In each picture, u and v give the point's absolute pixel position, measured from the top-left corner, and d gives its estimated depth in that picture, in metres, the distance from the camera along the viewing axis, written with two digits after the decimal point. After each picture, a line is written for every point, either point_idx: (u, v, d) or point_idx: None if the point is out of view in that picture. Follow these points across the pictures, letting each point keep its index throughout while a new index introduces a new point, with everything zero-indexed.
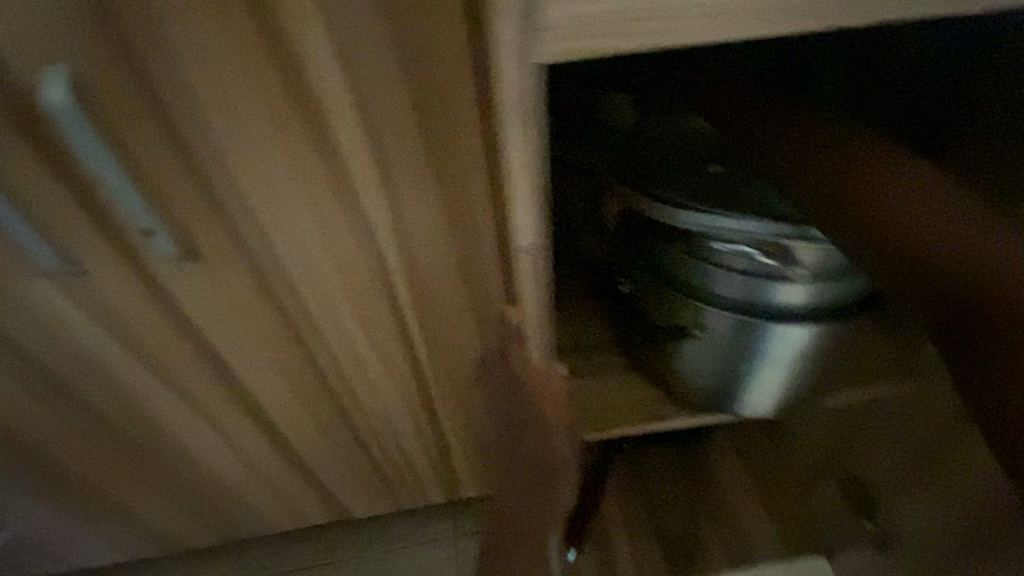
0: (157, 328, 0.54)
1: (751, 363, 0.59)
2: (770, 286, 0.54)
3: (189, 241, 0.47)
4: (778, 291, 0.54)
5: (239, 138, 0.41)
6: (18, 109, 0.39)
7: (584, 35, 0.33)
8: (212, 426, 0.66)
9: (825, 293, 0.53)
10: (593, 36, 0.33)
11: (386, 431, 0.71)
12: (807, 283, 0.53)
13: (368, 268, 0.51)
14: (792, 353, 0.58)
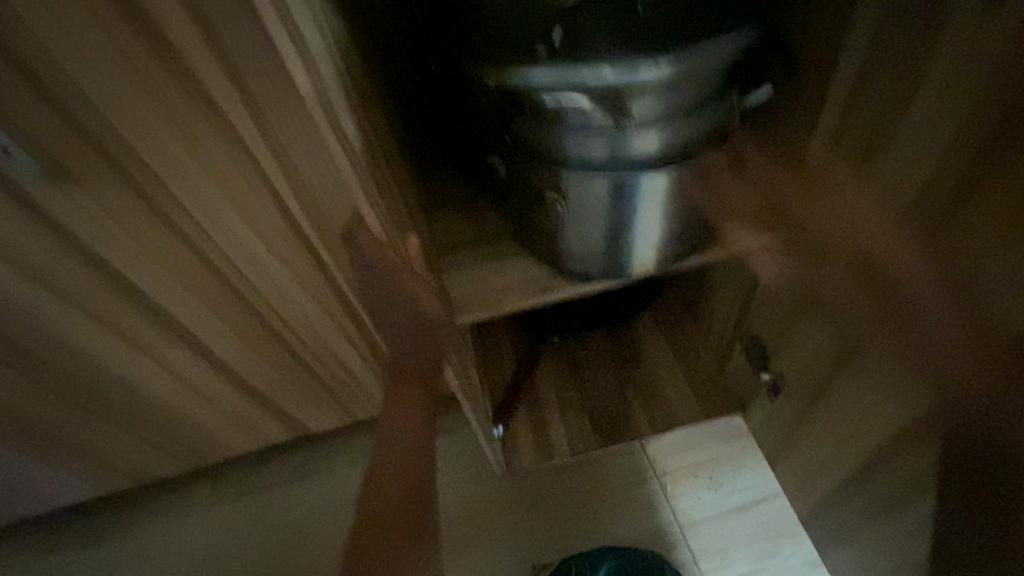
0: (52, 254, 0.56)
1: (629, 224, 0.53)
2: (626, 134, 0.46)
3: (50, 155, 0.49)
4: (637, 139, 0.46)
5: (63, 33, 0.42)
6: None
7: None
8: (143, 348, 0.70)
9: (684, 129, 0.46)
10: None
11: (318, 342, 0.75)
12: (659, 126, 0.46)
13: (236, 172, 0.53)
14: (669, 204, 0.51)
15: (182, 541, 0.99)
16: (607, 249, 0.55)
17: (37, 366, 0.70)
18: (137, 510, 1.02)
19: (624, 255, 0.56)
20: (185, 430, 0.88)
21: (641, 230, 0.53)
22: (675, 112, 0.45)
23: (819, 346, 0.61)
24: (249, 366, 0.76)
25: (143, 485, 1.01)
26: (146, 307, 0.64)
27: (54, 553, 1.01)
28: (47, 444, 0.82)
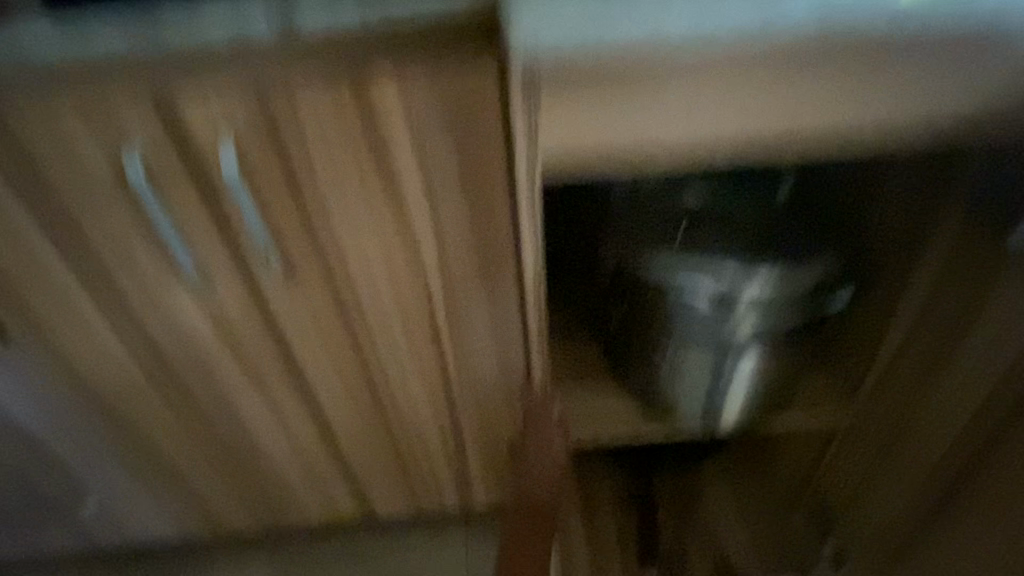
0: (249, 330, 0.72)
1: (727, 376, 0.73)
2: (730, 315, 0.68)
3: (290, 263, 0.65)
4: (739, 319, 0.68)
5: (336, 189, 0.59)
6: (195, 175, 0.58)
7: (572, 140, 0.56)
8: (273, 414, 0.83)
9: (765, 318, 0.68)
10: (582, 139, 0.55)
11: (417, 432, 0.87)
12: (753, 312, 0.68)
13: (405, 267, 0.66)
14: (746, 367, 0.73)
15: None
16: (704, 396, 0.76)
17: (176, 417, 0.83)
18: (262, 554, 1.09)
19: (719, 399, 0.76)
20: (262, 498, 0.97)
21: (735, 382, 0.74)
22: (758, 306, 0.68)
23: (903, 509, 0.74)
24: (330, 436, 0.87)
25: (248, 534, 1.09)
26: (293, 365, 0.76)
27: None
28: (145, 492, 0.94)
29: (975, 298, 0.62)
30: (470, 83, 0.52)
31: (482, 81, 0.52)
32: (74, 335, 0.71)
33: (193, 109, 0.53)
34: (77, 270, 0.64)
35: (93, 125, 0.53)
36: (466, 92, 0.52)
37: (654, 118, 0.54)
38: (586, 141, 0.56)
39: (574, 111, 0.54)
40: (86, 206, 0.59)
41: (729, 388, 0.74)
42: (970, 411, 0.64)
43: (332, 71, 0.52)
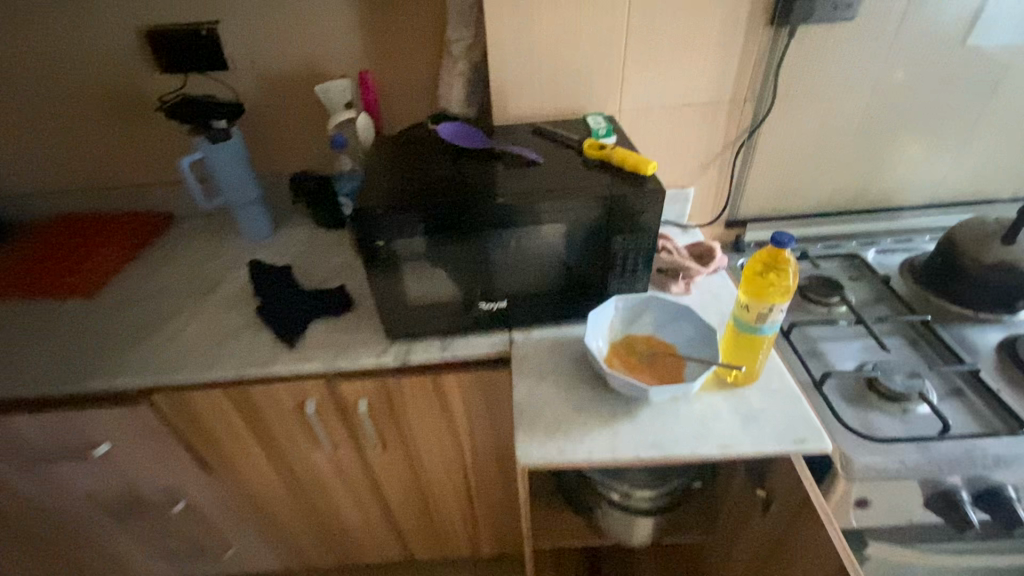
0: (352, 472, 1.19)
1: (630, 525, 1.05)
2: (626, 497, 1.03)
3: (384, 444, 1.12)
4: (632, 500, 1.03)
5: (417, 415, 1.06)
6: (339, 409, 1.04)
7: (551, 459, 0.76)
8: (358, 510, 1.31)
9: (650, 501, 1.02)
10: (559, 458, 0.75)
11: (448, 519, 1.35)
12: (642, 499, 1.02)
13: (451, 446, 1.13)
14: (648, 523, 1.06)
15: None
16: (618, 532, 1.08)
17: (296, 510, 1.31)
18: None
19: (626, 538, 1.08)
20: (342, 551, 1.46)
21: (635, 529, 1.06)
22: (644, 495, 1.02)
23: None
24: (392, 521, 1.35)
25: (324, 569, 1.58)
26: (376, 487, 1.24)
27: None
28: (266, 547, 1.42)
29: (788, 512, 0.79)
30: (495, 379, 0.98)
31: (501, 379, 0.98)
32: (249, 473, 1.18)
33: (345, 386, 0.99)
34: (263, 444, 1.12)
35: (292, 392, 1.00)
36: (492, 383, 0.99)
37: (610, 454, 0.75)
38: (562, 460, 0.75)
39: (550, 438, 0.78)
40: (276, 420, 1.06)
41: (629, 532, 1.06)
42: (767, 554, 0.86)
43: (422, 373, 0.98)
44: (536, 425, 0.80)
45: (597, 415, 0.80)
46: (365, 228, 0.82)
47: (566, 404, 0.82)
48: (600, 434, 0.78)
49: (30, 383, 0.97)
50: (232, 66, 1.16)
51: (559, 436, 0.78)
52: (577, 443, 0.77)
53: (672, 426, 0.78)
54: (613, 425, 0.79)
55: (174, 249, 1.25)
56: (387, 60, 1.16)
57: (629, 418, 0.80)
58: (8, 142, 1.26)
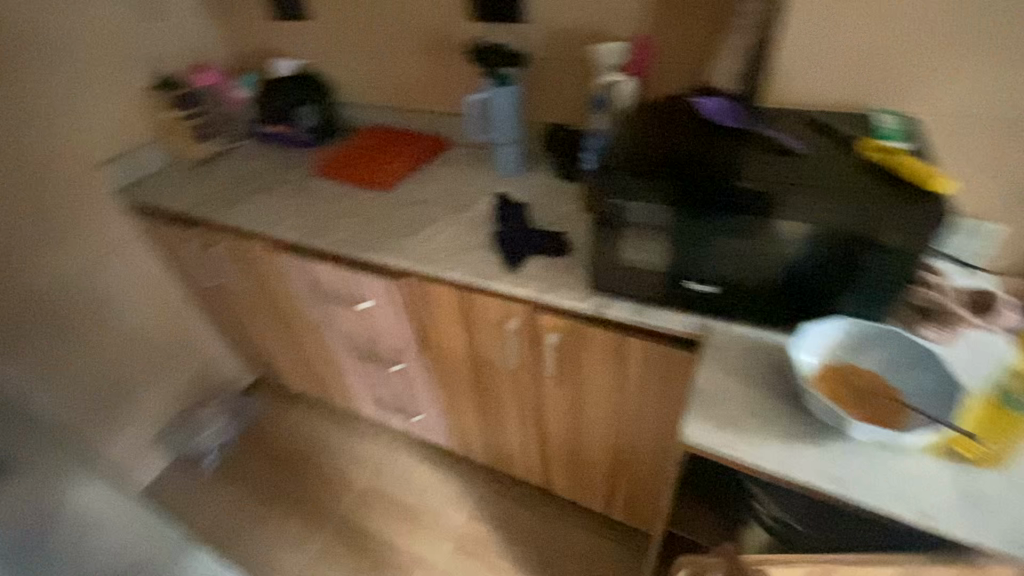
0: (526, 393, 1.36)
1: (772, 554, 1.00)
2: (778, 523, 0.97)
3: (559, 379, 1.24)
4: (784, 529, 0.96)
5: (596, 366, 1.14)
6: (532, 336, 1.19)
7: (714, 445, 0.77)
8: (520, 427, 1.50)
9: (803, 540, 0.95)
10: (723, 448, 0.76)
11: (592, 470, 1.45)
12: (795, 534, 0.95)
13: (616, 404, 1.20)
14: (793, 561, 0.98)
15: (485, 506, 1.78)
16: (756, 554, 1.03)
17: (473, 406, 1.55)
18: (481, 480, 1.85)
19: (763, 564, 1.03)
20: (496, 456, 1.69)
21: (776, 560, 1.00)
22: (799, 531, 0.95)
23: None
24: (544, 449, 1.51)
25: (478, 463, 1.85)
26: (540, 414, 1.39)
27: (401, 457, 1.96)
28: (442, 426, 1.73)
29: None
30: (680, 358, 1.00)
31: (686, 360, 0.99)
32: (449, 362, 1.44)
33: (544, 318, 1.12)
34: (466, 344, 1.35)
35: (502, 308, 1.17)
36: (676, 361, 1.01)
37: (778, 466, 0.73)
38: (725, 450, 0.76)
39: (720, 427, 0.78)
40: (483, 328, 1.26)
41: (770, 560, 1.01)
42: None
43: (613, 330, 1.05)
44: (710, 411, 0.81)
45: (778, 426, 0.78)
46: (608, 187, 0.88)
47: (747, 405, 0.81)
48: (775, 444, 0.75)
49: (338, 243, 1.34)
50: (530, 20, 1.32)
51: (730, 429, 0.78)
52: (747, 442, 0.76)
53: (863, 470, 0.71)
54: (793, 442, 0.75)
55: (445, 168, 1.53)
56: (668, 28, 1.18)
57: (814, 442, 0.75)
58: (361, 64, 1.66)
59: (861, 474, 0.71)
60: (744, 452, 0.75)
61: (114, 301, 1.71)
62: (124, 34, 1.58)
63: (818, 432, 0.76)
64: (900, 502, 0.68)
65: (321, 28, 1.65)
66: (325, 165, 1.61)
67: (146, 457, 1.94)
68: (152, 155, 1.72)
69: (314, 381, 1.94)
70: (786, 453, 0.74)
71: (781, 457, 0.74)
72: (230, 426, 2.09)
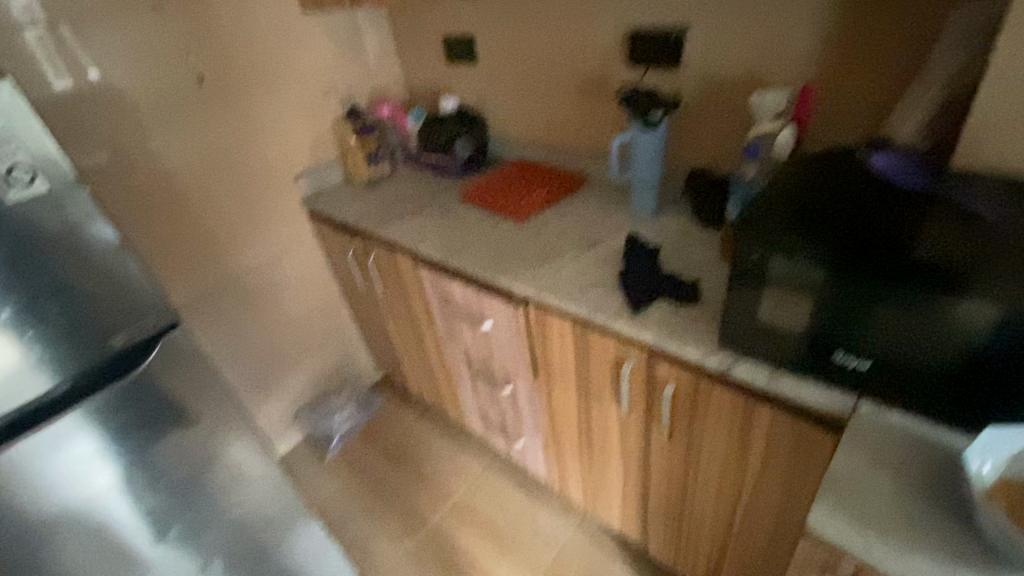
0: (632, 439, 1.31)
1: None
2: None
3: (670, 431, 1.18)
4: None
5: (713, 425, 1.07)
6: (647, 381, 1.15)
7: (845, 539, 0.67)
8: (621, 474, 1.44)
9: None
10: (856, 545, 0.66)
11: (694, 538, 1.34)
12: None
13: (732, 473, 1.10)
14: None
15: (573, 550, 1.73)
16: None
17: (575, 442, 1.53)
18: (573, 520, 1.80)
19: None
20: (591, 499, 1.64)
21: None
22: None
23: None
24: (644, 503, 1.43)
25: (572, 503, 1.81)
26: (645, 464, 1.33)
27: (498, 479, 1.99)
28: (542, 456, 1.73)
29: None
30: (813, 435, 0.90)
31: (821, 439, 0.89)
32: (558, 394, 1.45)
33: (662, 365, 1.08)
34: (577, 378, 1.34)
35: (618, 347, 1.16)
36: (808, 437, 0.91)
37: None
38: (859, 548, 0.66)
39: (854, 519, 0.69)
40: (597, 365, 1.25)
41: None
42: None
43: (738, 391, 0.98)
44: (843, 498, 0.72)
45: (930, 536, 0.66)
46: (750, 238, 0.84)
47: (892, 502, 0.70)
48: (925, 556, 0.64)
49: (471, 264, 1.44)
50: (685, 65, 1.32)
51: (866, 525, 0.68)
52: (887, 545, 0.66)
53: None
54: (950, 558, 0.63)
55: (581, 205, 1.57)
56: (839, 77, 1.10)
57: (980, 565, 0.62)
58: (515, 102, 1.80)
59: None
60: (882, 554, 0.65)
61: (286, 291, 2.02)
62: (330, 72, 1.90)
63: (986, 555, 0.63)
64: None
65: (486, 70, 1.82)
66: (471, 192, 1.75)
67: (286, 429, 2.22)
68: (333, 172, 2.02)
69: (431, 389, 2.08)
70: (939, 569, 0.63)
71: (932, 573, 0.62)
72: (356, 415, 2.32)
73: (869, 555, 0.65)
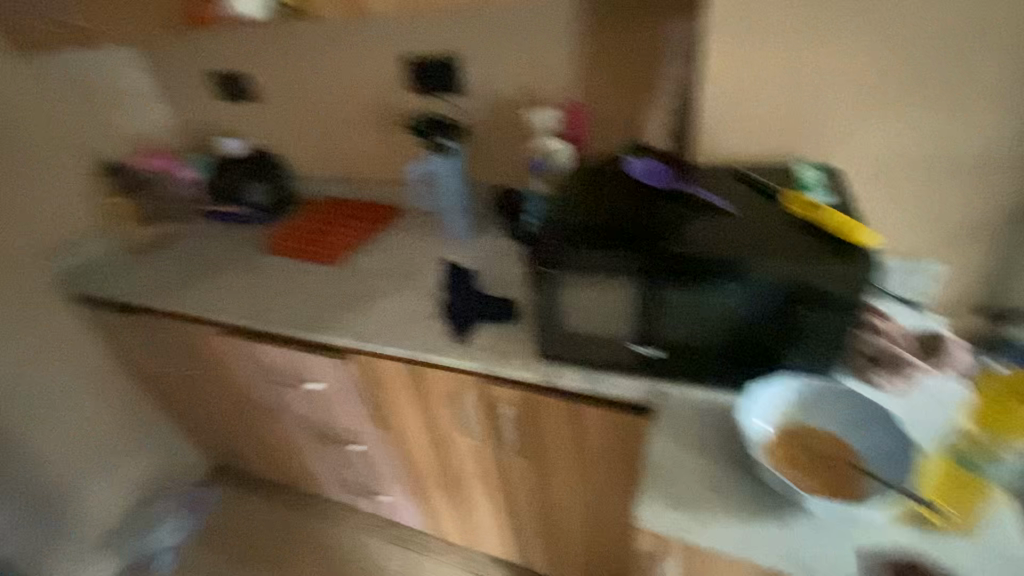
0: (488, 466, 1.28)
1: None
2: None
3: (519, 450, 1.17)
4: None
5: (553, 436, 1.08)
6: (486, 407, 1.13)
7: (663, 523, 0.71)
8: (489, 502, 1.41)
9: None
10: (672, 526, 0.71)
11: (567, 545, 1.36)
12: None
13: (580, 475, 1.13)
14: None
15: None
16: None
17: (438, 483, 1.46)
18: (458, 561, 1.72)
19: None
20: (469, 534, 1.58)
21: None
22: None
23: None
24: (516, 524, 1.41)
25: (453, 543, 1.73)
26: (506, 487, 1.31)
27: (372, 542, 1.83)
28: (410, 505, 1.62)
29: None
30: (635, 425, 0.95)
31: (640, 426, 0.95)
32: (408, 439, 1.36)
33: (495, 389, 1.07)
34: (422, 419, 1.28)
35: (450, 380, 1.12)
36: (630, 428, 0.96)
37: (727, 542, 0.68)
38: (675, 528, 0.71)
39: (669, 502, 0.73)
40: (436, 402, 1.20)
41: None
42: None
43: (564, 399, 1.00)
44: (656, 484, 0.76)
45: (727, 497, 0.73)
46: (540, 254, 0.84)
47: (695, 473, 0.77)
48: (725, 518, 0.70)
49: (282, 323, 1.29)
50: (467, 90, 1.35)
51: (679, 505, 0.73)
52: (696, 518, 0.71)
53: (814, 536, 0.67)
54: (743, 513, 0.71)
55: (397, 239, 1.50)
56: (598, 93, 1.20)
57: (765, 512, 0.70)
58: (309, 139, 1.68)
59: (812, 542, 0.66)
60: (693, 529, 0.70)
61: (56, 398, 1.62)
62: (67, 127, 1.58)
63: (769, 500, 0.72)
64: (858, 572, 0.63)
65: (269, 108, 1.67)
66: (275, 241, 1.58)
67: (92, 565, 1.78)
68: (98, 243, 1.68)
69: (275, 465, 1.83)
70: (737, 526, 0.69)
71: (732, 532, 0.69)
72: (189, 519, 1.95)
73: (684, 532, 0.70)
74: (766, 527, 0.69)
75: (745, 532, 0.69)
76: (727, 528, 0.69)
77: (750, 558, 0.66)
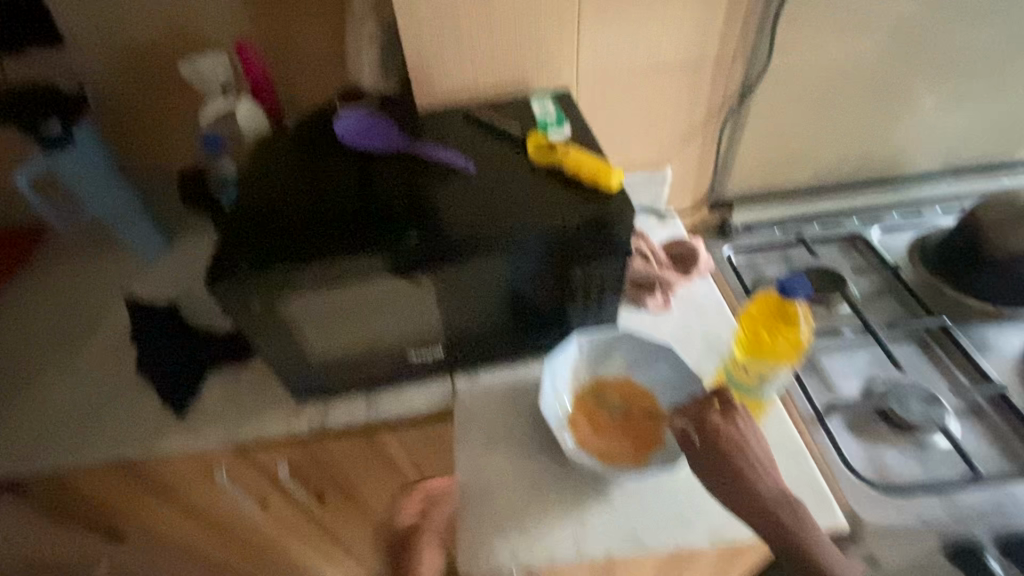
0: (291, 523, 1.03)
1: None
2: None
3: (321, 495, 0.95)
4: None
5: (354, 470, 0.89)
6: (257, 471, 0.86)
7: (493, 561, 0.61)
8: (308, 557, 1.16)
9: None
10: (502, 559, 0.61)
11: None
12: None
13: (401, 493, 0.98)
14: None
15: None
16: None
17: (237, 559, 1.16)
18: None
19: None
20: None
21: None
22: None
23: None
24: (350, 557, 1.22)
25: None
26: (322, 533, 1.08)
27: None
28: None
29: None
30: (440, 433, 0.81)
31: (446, 431, 0.81)
32: (168, 542, 1.00)
33: (256, 453, 0.80)
34: (175, 515, 0.93)
35: (189, 462, 0.81)
36: (437, 436, 0.82)
37: (561, 551, 0.61)
38: (506, 561, 0.61)
39: (493, 532, 0.63)
40: (184, 491, 0.87)
41: None
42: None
43: (349, 437, 0.79)
44: (475, 514, 0.64)
45: (548, 496, 0.65)
46: (231, 293, 0.58)
47: (512, 480, 0.67)
48: (552, 524, 0.63)
49: None
50: (69, 35, 0.88)
51: (503, 530, 0.63)
52: (524, 537, 0.62)
53: (634, 501, 0.64)
54: (569, 507, 0.64)
55: (36, 279, 0.95)
56: (278, 23, 0.89)
57: (587, 496, 0.64)
58: None
59: (634, 509, 0.63)
60: (524, 552, 0.61)
61: None
62: None
63: (587, 480, 0.66)
64: (679, 523, 0.62)
65: None
66: None
67: None
68: None
69: None
70: (565, 527, 0.62)
71: (562, 537, 0.62)
72: None
73: (516, 562, 0.61)
74: (591, 514, 0.63)
75: (574, 530, 0.62)
76: (557, 535, 0.62)
77: (586, 557, 0.61)
